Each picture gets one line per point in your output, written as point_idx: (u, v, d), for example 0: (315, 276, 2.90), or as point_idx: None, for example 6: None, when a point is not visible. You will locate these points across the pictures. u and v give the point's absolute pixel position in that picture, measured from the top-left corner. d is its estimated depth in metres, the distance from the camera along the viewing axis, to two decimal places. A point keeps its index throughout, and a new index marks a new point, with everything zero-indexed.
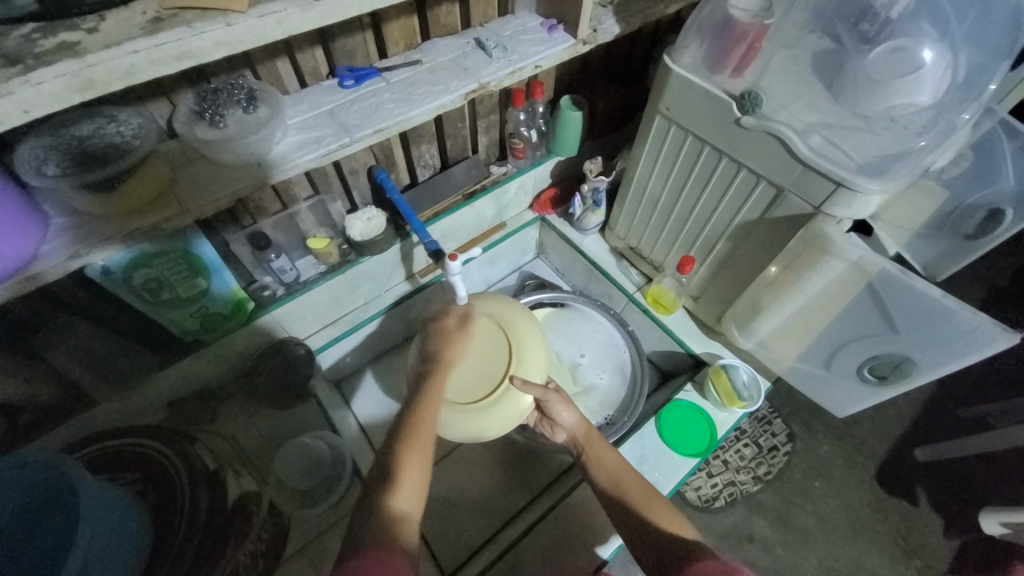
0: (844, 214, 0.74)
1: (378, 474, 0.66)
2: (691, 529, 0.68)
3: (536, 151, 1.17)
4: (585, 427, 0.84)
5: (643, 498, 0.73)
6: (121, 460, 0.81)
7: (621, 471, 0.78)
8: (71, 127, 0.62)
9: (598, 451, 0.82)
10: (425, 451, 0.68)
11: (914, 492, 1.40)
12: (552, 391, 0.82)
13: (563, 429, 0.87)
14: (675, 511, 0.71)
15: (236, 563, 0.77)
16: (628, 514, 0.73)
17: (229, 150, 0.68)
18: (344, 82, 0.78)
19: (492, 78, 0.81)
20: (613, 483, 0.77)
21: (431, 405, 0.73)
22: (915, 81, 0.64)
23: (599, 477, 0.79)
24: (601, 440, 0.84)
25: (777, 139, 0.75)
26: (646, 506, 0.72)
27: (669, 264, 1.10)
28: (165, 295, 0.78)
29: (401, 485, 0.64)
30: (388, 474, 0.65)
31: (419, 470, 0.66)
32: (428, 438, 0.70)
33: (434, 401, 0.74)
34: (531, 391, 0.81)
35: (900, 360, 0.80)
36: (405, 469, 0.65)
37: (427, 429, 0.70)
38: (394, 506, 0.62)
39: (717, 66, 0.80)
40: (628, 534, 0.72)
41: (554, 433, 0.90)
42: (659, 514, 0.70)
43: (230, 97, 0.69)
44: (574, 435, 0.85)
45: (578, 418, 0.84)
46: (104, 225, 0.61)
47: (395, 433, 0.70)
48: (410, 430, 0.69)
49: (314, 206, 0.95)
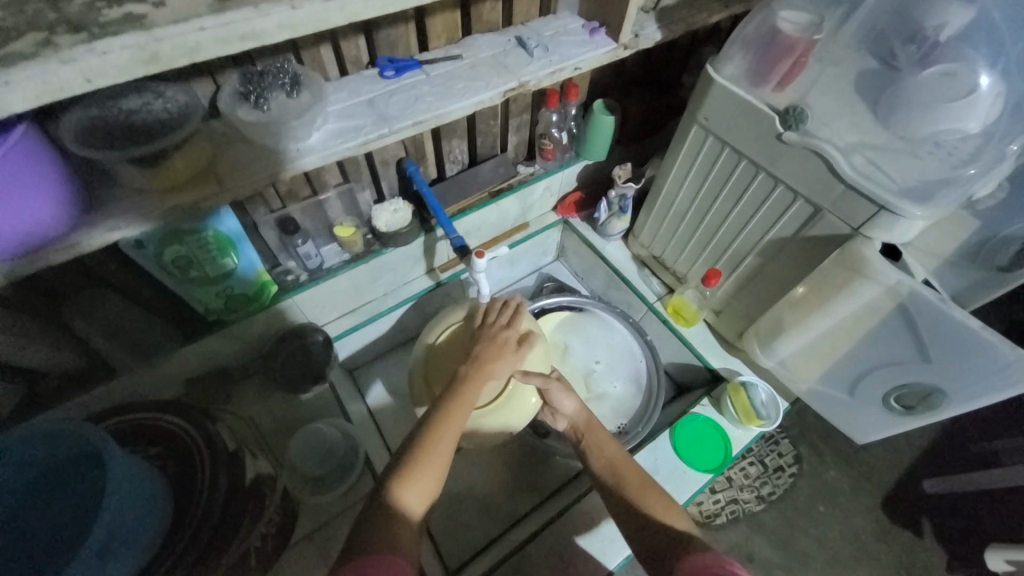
0: (883, 237, 0.73)
1: (392, 464, 0.66)
2: (686, 519, 0.68)
3: (565, 153, 1.17)
4: (586, 415, 0.83)
5: (637, 486, 0.72)
6: (143, 433, 0.84)
7: (617, 459, 0.77)
8: (119, 100, 0.61)
9: (598, 439, 0.81)
10: (444, 456, 0.67)
11: (922, 524, 1.37)
12: (553, 380, 0.81)
13: (565, 417, 0.85)
14: (670, 501, 0.70)
15: (247, 546, 0.80)
16: (624, 506, 0.71)
17: (270, 133, 0.68)
18: (385, 72, 0.79)
19: (532, 77, 0.81)
20: (611, 472, 0.76)
21: (460, 410, 0.71)
22: (968, 106, 0.63)
23: (596, 465, 0.78)
24: (602, 429, 0.83)
25: (819, 157, 0.74)
26: (638, 494, 0.71)
27: (693, 276, 1.09)
28: (193, 273, 0.79)
29: (414, 481, 0.64)
30: (403, 466, 0.65)
31: (433, 470, 0.65)
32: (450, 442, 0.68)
33: (464, 406, 0.72)
34: (531, 381, 0.80)
35: (929, 390, 0.79)
36: (423, 465, 0.65)
37: (450, 436, 0.68)
38: (400, 499, 0.62)
39: (760, 80, 0.79)
40: (624, 526, 0.70)
41: (554, 421, 0.88)
42: (652, 503, 0.69)
43: (275, 81, 0.69)
44: (574, 423, 0.84)
45: (579, 406, 0.84)
46: (144, 201, 0.61)
47: (417, 433, 0.69)
48: (432, 430, 0.68)
49: (343, 194, 0.95)
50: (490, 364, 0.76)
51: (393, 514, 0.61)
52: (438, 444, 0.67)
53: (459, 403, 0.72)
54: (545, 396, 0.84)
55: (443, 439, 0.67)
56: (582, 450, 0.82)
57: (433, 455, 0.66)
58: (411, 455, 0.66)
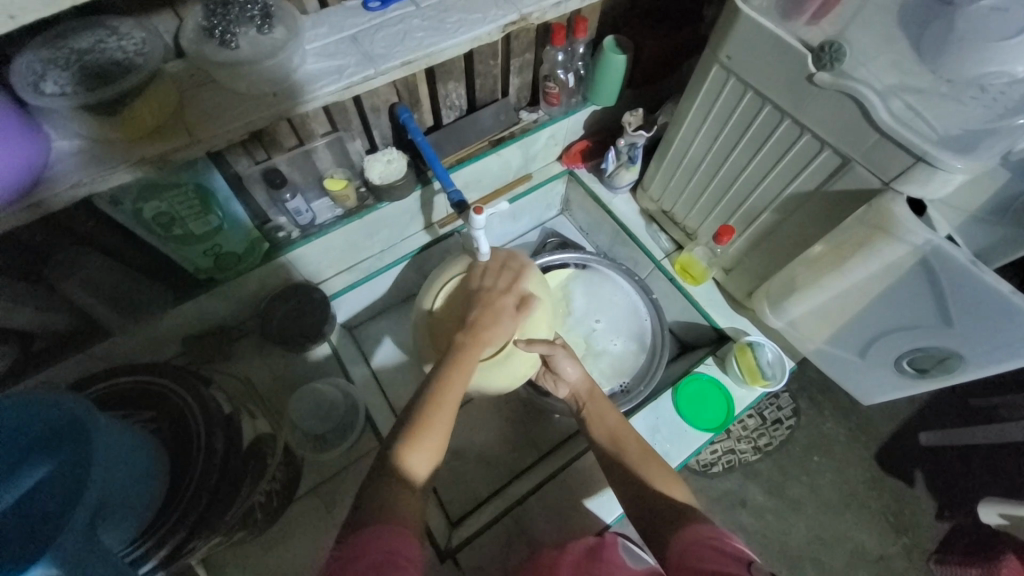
0: (915, 193, 0.67)
1: (398, 425, 0.66)
2: (685, 490, 0.68)
3: (572, 97, 1.07)
4: (589, 385, 0.85)
5: (637, 456, 0.73)
6: (132, 397, 0.77)
7: (618, 429, 0.78)
8: (68, 39, 0.55)
9: (600, 408, 0.82)
10: (448, 418, 0.66)
11: (914, 474, 1.40)
12: (558, 347, 0.81)
13: (567, 384, 0.86)
14: (668, 470, 0.71)
15: (251, 503, 0.77)
16: (623, 475, 0.72)
17: (243, 76, 0.62)
18: (369, 3, 0.70)
19: (535, 8, 0.72)
20: (612, 443, 0.77)
21: (461, 377, 0.68)
22: (1018, 46, 0.58)
23: (596, 432, 0.79)
24: (604, 399, 0.83)
25: (852, 101, 0.66)
26: (643, 468, 0.71)
27: (704, 233, 1.04)
28: (176, 230, 0.75)
29: (420, 442, 0.63)
30: (410, 426, 0.64)
31: (438, 436, 0.65)
32: (453, 403, 0.67)
33: (464, 370, 0.69)
34: (536, 348, 0.79)
35: (945, 354, 0.76)
36: (429, 429, 0.64)
37: (452, 401, 0.67)
38: (404, 461, 0.62)
39: (792, 12, 0.69)
40: (622, 492, 0.71)
41: (556, 387, 0.89)
42: (652, 470, 0.70)
43: (242, 12, 0.61)
44: (576, 391, 0.86)
45: (583, 375, 0.85)
46: (111, 153, 0.57)
47: (416, 400, 0.67)
48: (436, 397, 0.66)
49: (332, 144, 0.89)
50: (487, 332, 0.73)
51: (394, 474, 0.61)
52: (438, 412, 0.65)
53: (456, 370, 0.69)
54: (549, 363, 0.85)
55: (443, 407, 0.65)
56: (582, 418, 0.83)
57: (436, 423, 0.64)
58: (418, 418, 0.65)
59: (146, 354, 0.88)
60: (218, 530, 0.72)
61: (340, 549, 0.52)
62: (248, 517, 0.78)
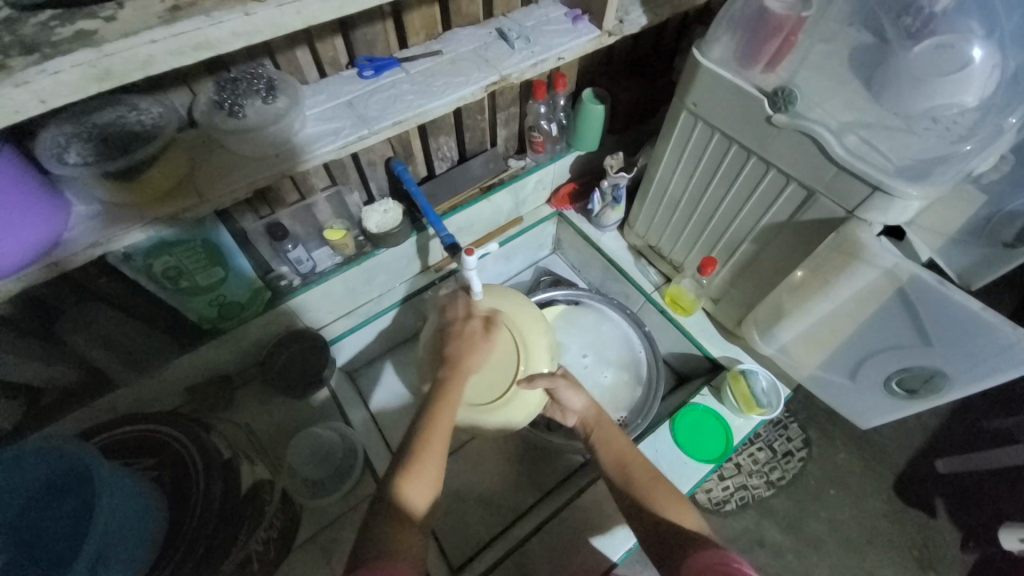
0: (879, 220, 0.71)
1: (396, 458, 0.68)
2: (696, 516, 0.67)
3: (556, 144, 1.15)
4: (596, 410, 0.83)
5: (649, 483, 0.72)
6: (132, 445, 0.79)
7: (627, 452, 0.77)
8: (93, 115, 0.62)
9: (607, 433, 0.81)
10: (439, 454, 0.67)
11: (933, 504, 1.35)
12: (559, 377, 0.82)
13: (574, 412, 0.85)
14: (677, 495, 0.70)
15: (248, 551, 0.77)
16: (631, 502, 0.71)
17: (250, 141, 0.68)
18: (364, 72, 0.77)
19: (514, 70, 0.79)
20: (620, 469, 0.76)
21: (449, 406, 0.72)
22: (961, 80, 0.61)
23: (605, 459, 0.79)
24: (610, 424, 0.83)
25: (809, 138, 0.72)
26: (649, 490, 0.71)
27: (689, 265, 1.08)
28: (184, 283, 0.80)
29: (418, 475, 0.65)
30: (404, 460, 0.66)
31: (434, 466, 0.66)
32: (444, 437, 0.69)
33: (450, 405, 0.72)
34: (538, 383, 0.80)
35: (930, 374, 0.77)
36: (423, 460, 0.66)
37: (442, 432, 0.69)
38: (402, 493, 0.63)
39: (749, 62, 0.76)
40: (633, 521, 0.70)
41: (565, 417, 0.89)
42: (663, 496, 0.69)
43: (249, 87, 0.69)
44: (584, 417, 0.84)
45: (588, 401, 0.84)
46: (126, 212, 0.62)
47: (413, 431, 0.69)
48: (426, 430, 0.69)
49: (332, 197, 0.95)
50: (465, 361, 0.78)
51: (395, 509, 0.62)
52: (429, 446, 0.67)
53: (445, 400, 0.72)
54: (554, 395, 0.85)
55: (433, 441, 0.67)
56: (591, 445, 0.82)
57: (429, 450, 0.67)
58: (412, 452, 0.67)
59: (148, 405, 0.90)
60: None
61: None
62: (246, 566, 0.77)
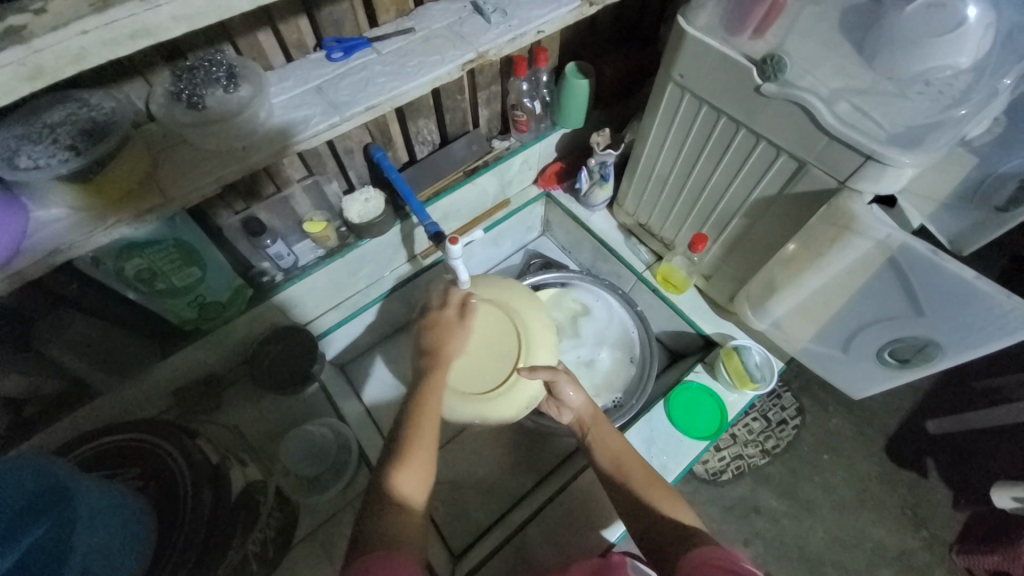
0: (872, 190, 0.69)
1: (386, 454, 0.67)
2: (692, 514, 0.67)
3: (540, 123, 1.11)
4: (593, 409, 0.82)
5: (647, 483, 0.72)
6: (119, 456, 0.77)
7: (624, 453, 0.77)
8: (41, 114, 0.58)
9: (603, 433, 0.80)
10: (429, 446, 0.67)
11: (923, 464, 1.38)
12: (561, 372, 0.79)
13: (571, 410, 0.83)
14: (673, 493, 0.71)
15: (245, 552, 0.77)
16: (630, 498, 0.71)
17: (213, 134, 0.64)
18: (333, 54, 0.73)
19: (492, 46, 0.75)
20: (617, 467, 0.75)
21: (433, 394, 0.72)
22: (957, 40, 0.60)
23: (601, 459, 0.77)
24: (607, 424, 0.81)
25: (800, 108, 0.69)
26: (648, 491, 0.71)
27: (680, 242, 1.06)
28: (159, 284, 0.77)
29: (409, 468, 0.64)
30: (398, 451, 0.66)
31: (425, 455, 0.66)
32: (432, 429, 0.69)
33: (433, 397, 0.72)
34: (538, 375, 0.78)
35: (922, 344, 0.77)
36: (414, 452, 0.66)
37: (430, 423, 0.69)
38: (397, 485, 0.62)
39: (736, 29, 0.73)
40: (630, 520, 0.70)
41: (559, 414, 0.86)
42: (659, 496, 0.70)
43: (208, 76, 0.65)
44: (580, 417, 0.83)
45: (586, 399, 0.82)
46: (90, 216, 0.58)
47: (400, 423, 0.70)
48: (412, 422, 0.69)
49: (310, 188, 0.91)
50: (447, 346, 0.78)
51: (394, 503, 0.61)
52: (418, 443, 0.67)
53: (428, 392, 0.72)
54: (552, 390, 0.82)
55: (420, 438, 0.67)
56: (586, 445, 0.81)
57: (420, 441, 0.67)
58: (401, 444, 0.67)
59: (135, 409, 0.88)
60: None
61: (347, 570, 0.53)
62: (242, 569, 0.77)
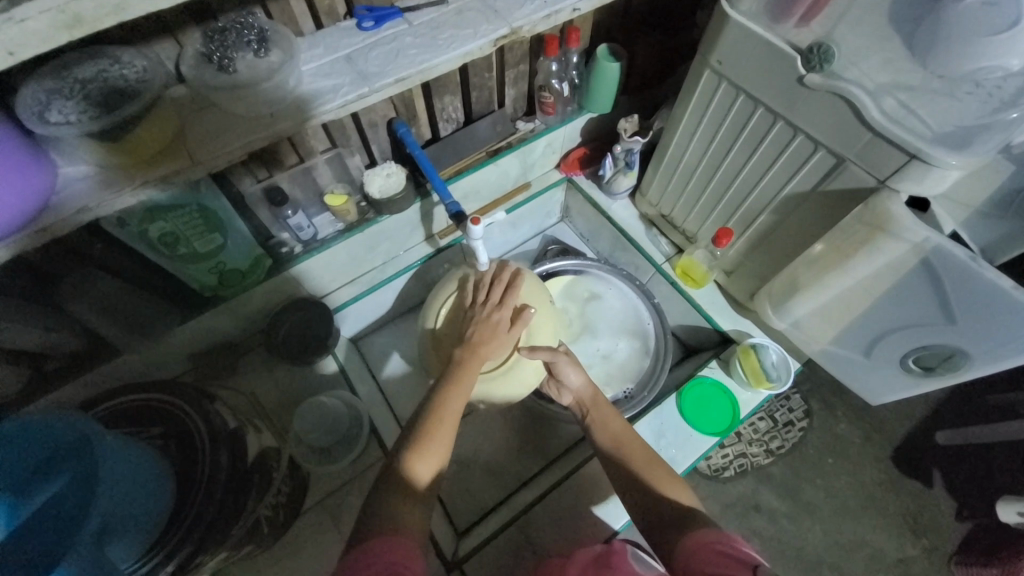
0: (912, 191, 0.67)
1: (402, 439, 0.67)
2: (690, 494, 0.68)
3: (567, 106, 1.08)
4: (593, 391, 0.82)
5: (647, 463, 0.72)
6: (139, 416, 0.78)
7: (623, 434, 0.76)
8: (74, 69, 0.58)
9: (603, 415, 0.80)
10: (449, 435, 0.67)
11: (931, 475, 1.37)
12: (561, 354, 0.78)
13: (570, 391, 0.83)
14: (673, 474, 0.70)
15: (257, 515, 0.79)
16: (630, 481, 0.71)
17: (241, 98, 0.64)
18: (364, 23, 0.71)
19: (525, 22, 0.73)
20: (616, 447, 0.75)
21: (462, 388, 0.70)
22: (1011, 39, 0.57)
23: (601, 440, 0.78)
24: (607, 405, 0.81)
25: (843, 101, 0.66)
26: (648, 471, 0.70)
27: (703, 236, 1.04)
28: (182, 249, 0.77)
29: (427, 455, 0.64)
30: (415, 438, 0.65)
31: (444, 442, 0.66)
32: (455, 419, 0.68)
33: (463, 390, 0.70)
34: (538, 356, 0.77)
35: (950, 351, 0.75)
36: (433, 440, 0.65)
37: (454, 412, 0.68)
38: (413, 471, 0.63)
39: (782, 14, 0.70)
40: (629, 499, 0.70)
41: (559, 395, 0.86)
42: (657, 475, 0.70)
43: (239, 38, 0.64)
44: (579, 397, 0.83)
45: (586, 380, 0.82)
46: (118, 176, 0.59)
47: (422, 410, 0.68)
48: (435, 413, 0.67)
49: (332, 160, 0.91)
50: (484, 347, 0.74)
51: (407, 485, 0.62)
52: (435, 439, 0.65)
53: (458, 385, 0.70)
54: (551, 369, 0.82)
55: (439, 434, 0.65)
56: (586, 425, 0.81)
57: (440, 430, 0.66)
58: (420, 430, 0.66)
59: (155, 371, 0.90)
60: (225, 544, 0.74)
61: (349, 557, 0.53)
62: (254, 530, 0.79)
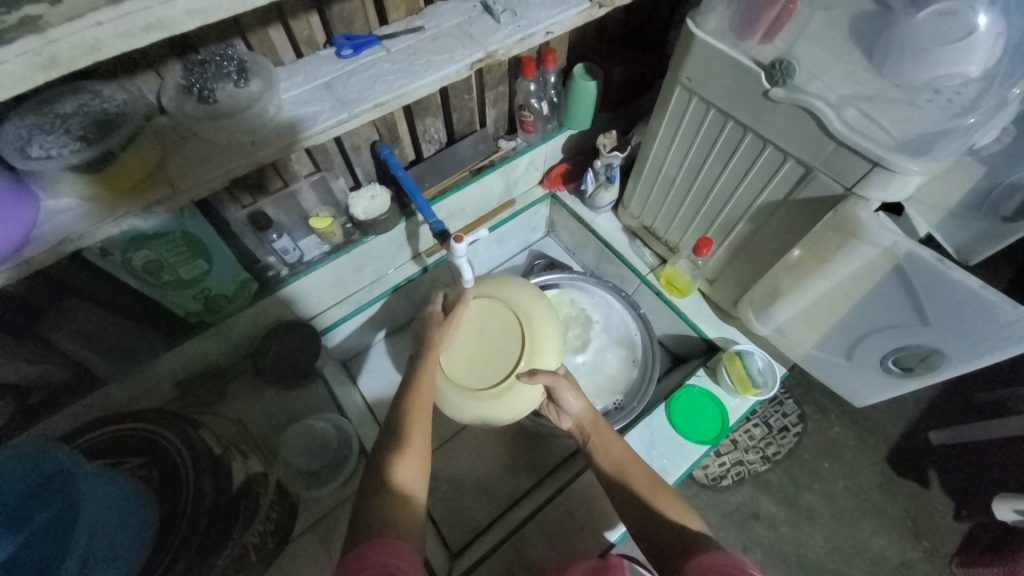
0: (878, 197, 0.69)
1: (381, 445, 0.68)
2: (697, 518, 0.66)
3: (547, 124, 1.11)
4: (592, 415, 0.82)
5: (650, 487, 0.71)
6: (123, 445, 0.77)
7: (625, 458, 0.76)
8: (55, 105, 0.59)
9: (604, 438, 0.80)
10: (425, 439, 0.69)
11: (926, 474, 1.37)
12: (563, 377, 0.79)
13: (570, 415, 0.84)
14: (676, 496, 0.70)
15: (244, 543, 0.77)
16: (631, 503, 0.71)
17: (219, 127, 0.65)
18: (342, 51, 0.74)
19: (500, 45, 0.76)
20: (618, 472, 0.75)
21: (426, 384, 0.76)
22: (967, 48, 0.59)
23: (605, 465, 0.77)
24: (607, 427, 0.81)
25: (808, 113, 0.69)
26: (651, 496, 0.69)
27: (684, 246, 1.06)
28: (166, 276, 0.78)
29: (407, 457, 0.65)
30: (393, 442, 0.67)
31: (421, 444, 0.68)
32: (425, 414, 0.72)
33: (426, 384, 0.76)
34: (539, 380, 0.78)
35: (927, 352, 0.76)
36: (409, 441, 0.67)
37: (423, 411, 0.71)
38: (394, 476, 0.63)
39: (746, 33, 0.72)
40: (631, 523, 0.69)
41: (560, 420, 0.87)
42: (660, 502, 0.68)
43: (219, 70, 0.67)
44: (580, 423, 0.83)
45: (587, 405, 0.82)
46: (97, 207, 0.59)
47: (396, 408, 0.72)
48: (409, 408, 0.71)
49: (316, 183, 0.92)
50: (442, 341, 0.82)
51: (389, 491, 0.61)
52: (410, 442, 0.67)
53: (421, 381, 0.76)
54: (554, 394, 0.83)
55: (412, 437, 0.67)
56: (587, 449, 0.81)
57: (416, 427, 0.69)
58: (397, 432, 0.68)
59: (141, 399, 0.89)
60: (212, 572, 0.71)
61: (344, 560, 0.52)
62: (242, 559, 0.77)
